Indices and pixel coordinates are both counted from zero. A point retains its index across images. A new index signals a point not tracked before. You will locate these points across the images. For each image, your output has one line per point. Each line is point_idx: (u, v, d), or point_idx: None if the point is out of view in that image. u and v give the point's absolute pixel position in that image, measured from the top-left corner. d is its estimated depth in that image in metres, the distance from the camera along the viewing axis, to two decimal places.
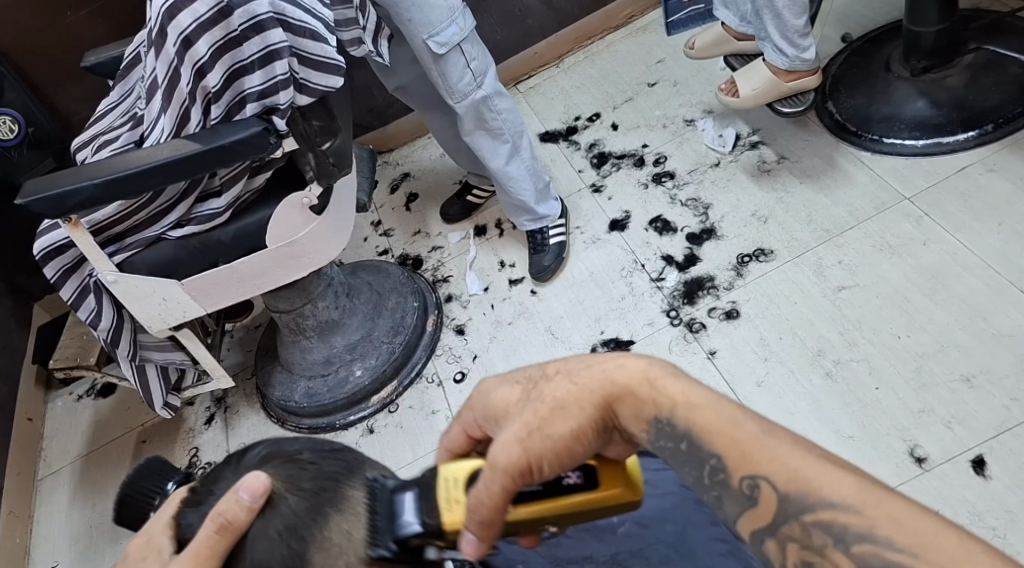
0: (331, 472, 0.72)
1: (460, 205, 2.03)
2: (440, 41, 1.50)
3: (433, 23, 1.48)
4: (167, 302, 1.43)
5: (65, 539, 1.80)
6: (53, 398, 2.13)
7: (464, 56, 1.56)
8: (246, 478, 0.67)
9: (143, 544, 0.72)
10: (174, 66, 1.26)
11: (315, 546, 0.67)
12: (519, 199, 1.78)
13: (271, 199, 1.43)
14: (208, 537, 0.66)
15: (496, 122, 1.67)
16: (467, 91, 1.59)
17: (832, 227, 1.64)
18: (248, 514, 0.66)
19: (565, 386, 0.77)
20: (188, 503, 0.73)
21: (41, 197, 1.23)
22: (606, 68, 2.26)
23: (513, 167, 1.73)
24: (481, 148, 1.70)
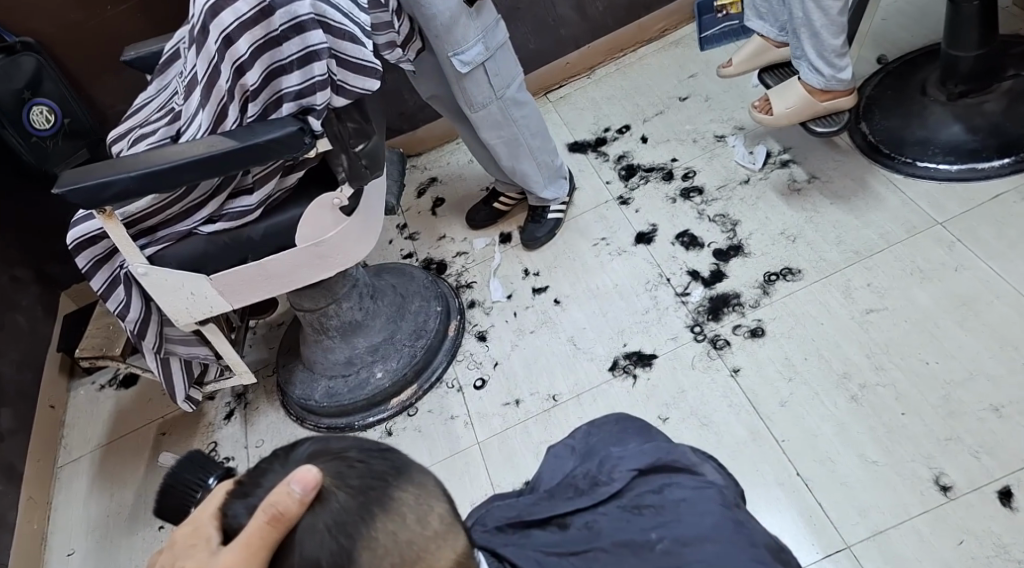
0: (378, 472, 0.73)
1: (486, 212, 2.03)
2: (464, 60, 1.57)
3: (460, 42, 1.54)
4: (195, 297, 1.45)
5: (83, 527, 1.82)
6: (76, 386, 2.16)
7: (487, 71, 1.62)
8: (297, 471, 0.68)
9: (189, 532, 0.71)
10: (214, 64, 1.28)
11: (364, 544, 0.68)
12: (527, 185, 1.89)
13: (302, 199, 1.44)
14: (260, 527, 0.66)
15: (513, 126, 1.74)
16: (484, 103, 1.66)
17: (861, 249, 1.62)
18: (299, 506, 0.67)
19: None
20: (234, 495, 0.73)
21: (77, 187, 1.24)
22: (638, 81, 2.26)
23: (522, 163, 1.83)
24: (496, 150, 1.78)
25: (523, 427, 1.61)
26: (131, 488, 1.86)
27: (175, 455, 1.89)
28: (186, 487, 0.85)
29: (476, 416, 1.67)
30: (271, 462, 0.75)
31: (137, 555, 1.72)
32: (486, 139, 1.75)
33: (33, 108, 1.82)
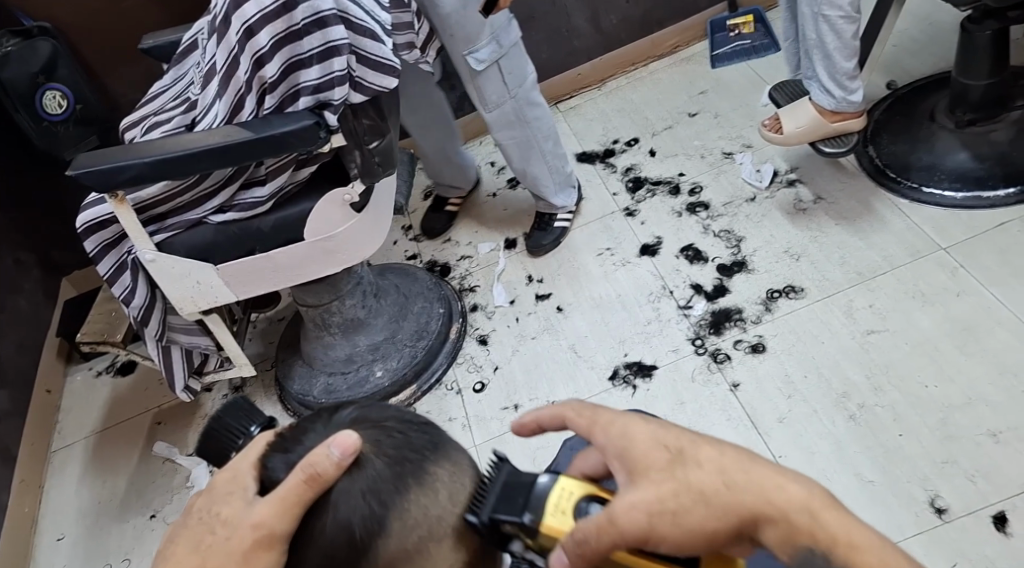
0: (418, 445, 0.79)
1: (444, 217, 2.11)
2: (479, 58, 1.59)
3: (474, 40, 1.57)
4: (202, 286, 1.46)
5: (74, 512, 1.81)
6: (73, 371, 2.16)
7: (502, 70, 1.64)
8: (338, 435, 0.73)
9: (227, 478, 0.78)
10: (234, 54, 1.29)
11: (394, 514, 0.74)
12: (538, 190, 1.90)
13: (313, 193, 1.45)
14: (297, 485, 0.71)
15: (525, 128, 1.76)
16: (498, 102, 1.69)
17: (864, 270, 1.63)
18: (336, 469, 0.71)
19: (714, 479, 0.71)
20: (275, 449, 0.79)
21: (91, 169, 1.25)
22: (648, 95, 2.27)
23: (534, 165, 1.84)
24: (506, 151, 1.81)
25: None
26: (124, 476, 1.85)
27: (170, 444, 1.89)
28: (228, 432, 0.84)
29: (473, 418, 1.67)
30: (312, 425, 0.81)
31: (127, 543, 1.71)
32: (499, 140, 1.77)
33: (46, 92, 1.82)
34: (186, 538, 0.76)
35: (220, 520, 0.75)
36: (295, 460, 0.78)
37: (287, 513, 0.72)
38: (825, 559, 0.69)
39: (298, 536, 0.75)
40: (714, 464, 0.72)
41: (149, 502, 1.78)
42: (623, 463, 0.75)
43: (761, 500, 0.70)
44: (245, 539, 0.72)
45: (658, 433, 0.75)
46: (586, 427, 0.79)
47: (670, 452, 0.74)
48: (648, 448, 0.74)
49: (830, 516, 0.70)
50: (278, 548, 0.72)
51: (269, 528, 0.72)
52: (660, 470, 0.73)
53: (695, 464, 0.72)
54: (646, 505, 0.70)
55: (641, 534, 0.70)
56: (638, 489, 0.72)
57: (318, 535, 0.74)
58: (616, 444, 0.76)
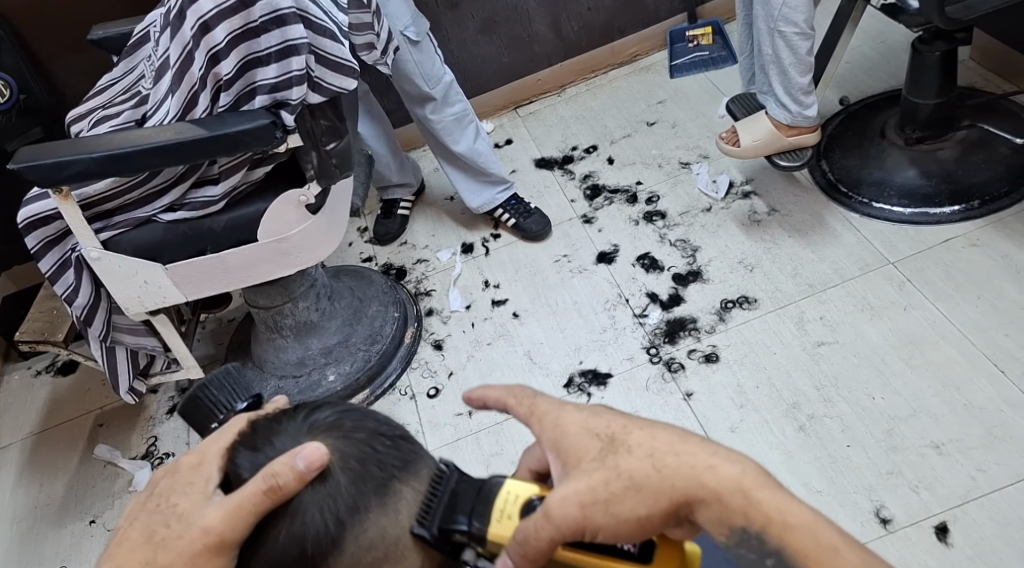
0: (388, 464, 0.76)
1: (397, 222, 2.09)
2: (413, 31, 1.70)
3: (406, 15, 1.67)
4: (149, 286, 1.42)
5: (7, 517, 1.74)
6: (11, 370, 2.08)
7: (431, 46, 1.78)
8: (306, 447, 0.70)
9: (191, 465, 0.75)
10: (188, 50, 1.26)
11: (352, 532, 0.72)
12: (492, 174, 1.97)
13: (268, 194, 1.41)
14: (256, 494, 0.69)
15: (456, 102, 1.87)
16: (438, 76, 1.79)
17: (816, 282, 1.67)
18: (298, 480, 0.69)
19: (645, 466, 0.72)
20: (243, 443, 0.76)
21: (33, 164, 1.21)
22: (607, 103, 2.29)
23: (477, 143, 1.92)
24: (446, 131, 1.88)
25: (475, 438, 1.60)
26: (62, 479, 1.79)
27: (111, 447, 1.83)
28: (209, 407, 0.81)
29: (426, 424, 1.66)
30: (279, 423, 0.77)
31: (63, 550, 1.65)
32: (441, 118, 1.86)
33: None
34: (143, 522, 0.75)
35: (176, 514, 0.74)
36: (261, 462, 0.74)
37: (239, 520, 0.70)
38: (759, 536, 0.71)
39: (247, 543, 0.73)
40: (644, 448, 0.73)
41: (88, 507, 1.72)
42: (558, 454, 0.75)
43: (692, 483, 0.71)
44: (195, 542, 0.70)
45: (589, 421, 0.76)
46: (524, 414, 0.79)
47: (601, 440, 0.74)
48: (581, 437, 0.75)
49: (762, 494, 0.71)
50: (228, 553, 0.71)
51: (219, 533, 0.70)
52: (593, 459, 0.73)
53: (626, 450, 0.73)
54: (579, 496, 0.70)
55: (578, 524, 0.70)
56: (572, 480, 0.72)
57: (268, 544, 0.72)
58: (550, 435, 0.76)
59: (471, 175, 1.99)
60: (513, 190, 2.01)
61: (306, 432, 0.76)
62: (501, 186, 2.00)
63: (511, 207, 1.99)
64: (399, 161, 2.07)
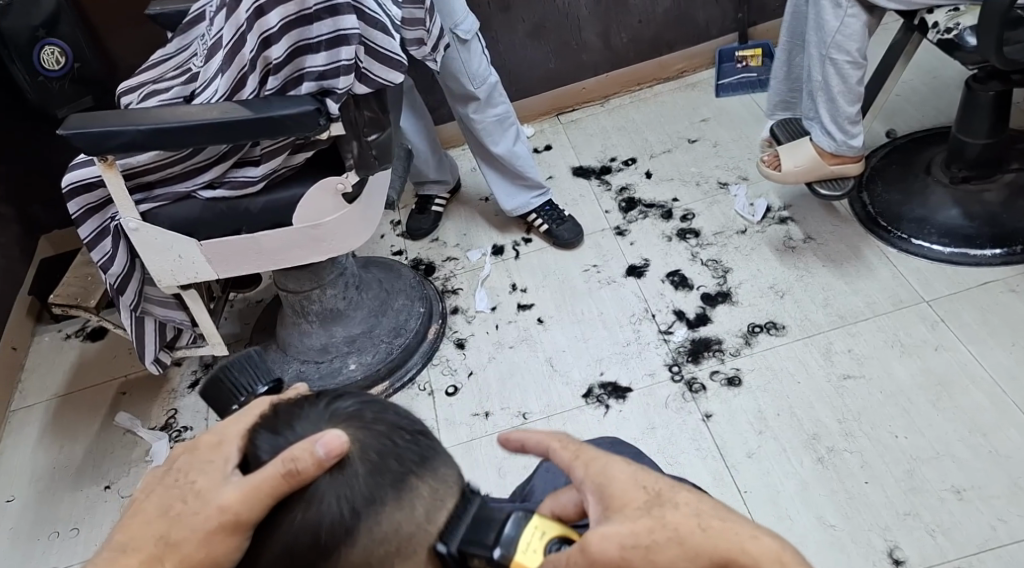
0: (406, 458, 0.76)
1: (430, 219, 2.10)
2: (464, 30, 1.71)
3: (458, 14, 1.69)
4: (182, 260, 1.44)
5: (26, 475, 1.78)
6: (42, 331, 2.13)
7: (479, 46, 1.79)
8: (326, 434, 0.69)
9: (211, 443, 0.75)
10: (241, 32, 1.27)
11: (365, 525, 0.72)
12: (528, 178, 1.97)
13: (305, 180, 1.43)
14: (274, 477, 0.69)
15: (499, 104, 1.87)
16: (484, 76, 1.80)
17: (846, 314, 1.64)
18: (316, 467, 0.68)
19: (689, 524, 0.68)
20: (264, 425, 0.76)
21: (82, 131, 1.25)
22: (651, 116, 2.28)
23: (516, 147, 1.92)
24: (486, 132, 1.89)
25: (489, 440, 1.60)
26: (81, 442, 1.82)
27: (131, 415, 1.86)
28: (229, 390, 0.81)
29: (442, 422, 1.66)
30: (297, 407, 0.78)
31: (77, 513, 1.68)
32: (482, 118, 1.86)
33: (44, 47, 1.79)
34: (159, 495, 0.75)
35: (193, 491, 0.74)
36: (282, 446, 0.74)
37: (256, 502, 0.69)
38: None
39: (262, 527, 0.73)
40: (694, 509, 0.70)
41: (104, 472, 1.75)
42: (599, 498, 0.71)
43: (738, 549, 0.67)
44: (210, 520, 0.70)
45: (636, 474, 0.73)
46: (568, 459, 0.75)
47: (647, 492, 0.71)
48: (626, 485, 0.71)
49: None
50: (242, 533, 0.71)
51: (235, 513, 0.70)
52: (637, 507, 0.70)
53: (672, 505, 0.70)
54: (620, 538, 0.67)
55: (614, 566, 0.65)
56: (612, 522, 0.68)
57: (282, 529, 0.72)
58: (594, 480, 0.72)
59: (507, 178, 1.99)
60: (546, 195, 2.00)
61: (326, 416, 0.77)
62: (536, 191, 2.00)
63: (545, 213, 1.98)
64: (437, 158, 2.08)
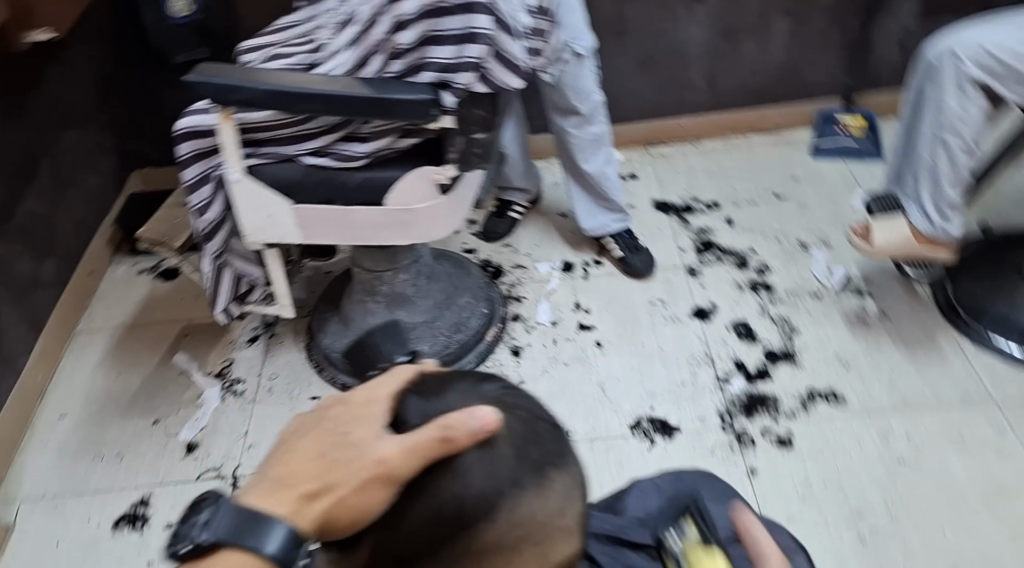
0: (546, 451, 0.74)
1: (506, 223, 2.12)
2: (579, 46, 1.74)
3: (577, 30, 1.72)
4: (272, 220, 1.48)
5: (81, 395, 1.84)
6: (118, 261, 2.21)
7: (592, 66, 1.82)
8: (481, 408, 0.69)
9: (363, 400, 0.75)
10: (380, 12, 1.33)
11: (505, 506, 0.70)
12: (611, 202, 1.98)
13: (405, 164, 1.45)
14: (429, 440, 0.68)
15: (599, 125, 1.89)
16: (590, 95, 1.83)
17: (910, 399, 1.62)
18: (469, 438, 0.68)
19: None
20: (413, 390, 0.76)
21: (210, 80, 1.31)
22: (742, 164, 2.27)
23: (607, 169, 1.93)
24: (581, 149, 1.92)
25: None
26: (138, 374, 1.88)
27: (189, 358, 1.92)
28: None
29: None
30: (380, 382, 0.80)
31: (124, 441, 1.74)
32: (579, 135, 1.90)
33: None
34: (309, 442, 0.75)
35: (348, 441, 0.73)
36: (432, 413, 0.74)
37: (414, 460, 0.68)
38: None
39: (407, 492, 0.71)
40: None
41: (155, 407, 1.80)
42: None
43: None
44: (365, 471, 0.70)
45: None
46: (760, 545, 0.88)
47: None
48: None
49: None
50: (393, 489, 0.69)
51: (389, 467, 0.69)
52: None
53: None
54: None
55: None
56: None
57: (427, 495, 0.70)
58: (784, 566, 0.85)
59: (593, 198, 2.01)
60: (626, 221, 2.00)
61: (471, 393, 0.77)
62: (618, 216, 2.00)
63: (622, 240, 1.99)
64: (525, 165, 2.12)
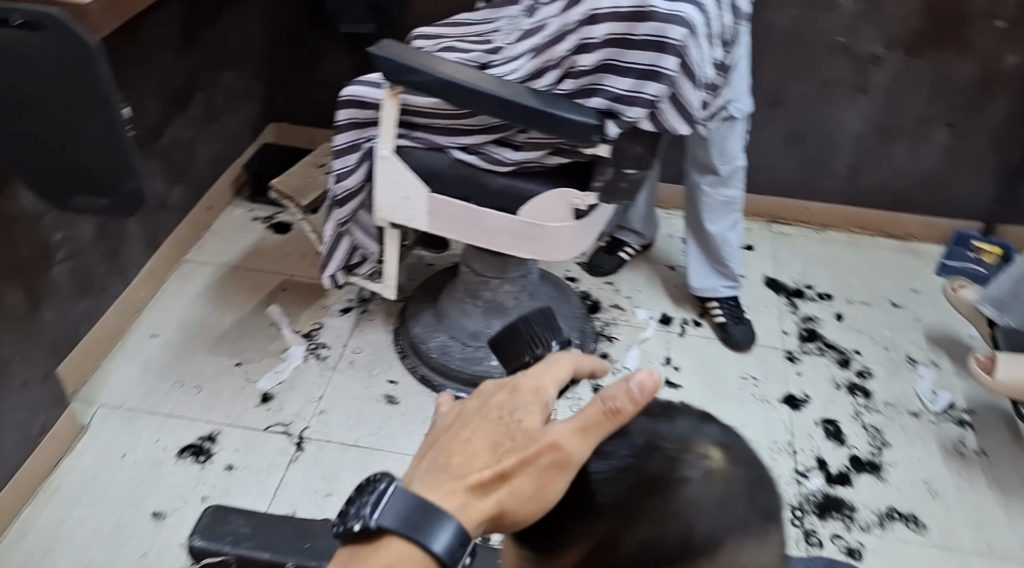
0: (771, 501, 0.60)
1: (614, 261, 2.11)
2: (738, 108, 1.73)
3: (739, 91, 1.71)
4: (406, 203, 1.51)
5: (175, 320, 1.90)
6: (236, 204, 2.29)
7: (744, 129, 1.81)
8: (640, 371, 0.63)
9: (527, 385, 0.71)
10: (567, 30, 1.34)
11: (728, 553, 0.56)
12: (725, 267, 1.96)
13: (547, 181, 1.46)
14: (595, 412, 0.63)
15: (735, 188, 1.87)
16: (734, 157, 1.81)
17: (996, 547, 1.53)
18: (632, 405, 0.62)
19: None
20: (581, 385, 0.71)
21: (390, 57, 1.35)
22: (862, 263, 2.22)
23: (730, 233, 1.92)
24: (709, 208, 1.90)
25: None
26: (232, 315, 1.93)
27: (282, 312, 1.95)
28: (526, 339, 0.81)
29: None
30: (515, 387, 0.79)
31: (205, 374, 1.78)
32: (711, 193, 1.88)
33: None
34: (482, 430, 0.69)
35: (519, 429, 0.68)
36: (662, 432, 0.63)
37: (587, 439, 0.62)
38: None
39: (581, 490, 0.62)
40: None
41: (241, 350, 1.84)
42: None
43: None
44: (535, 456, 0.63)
45: None
46: None
47: None
48: None
49: None
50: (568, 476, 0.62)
51: (563, 450, 0.62)
52: None
53: None
54: None
55: None
56: None
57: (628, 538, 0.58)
58: None
59: (709, 259, 1.98)
60: (734, 288, 1.97)
61: (698, 422, 0.64)
62: (729, 281, 1.97)
63: (727, 307, 1.96)
64: (648, 209, 2.10)
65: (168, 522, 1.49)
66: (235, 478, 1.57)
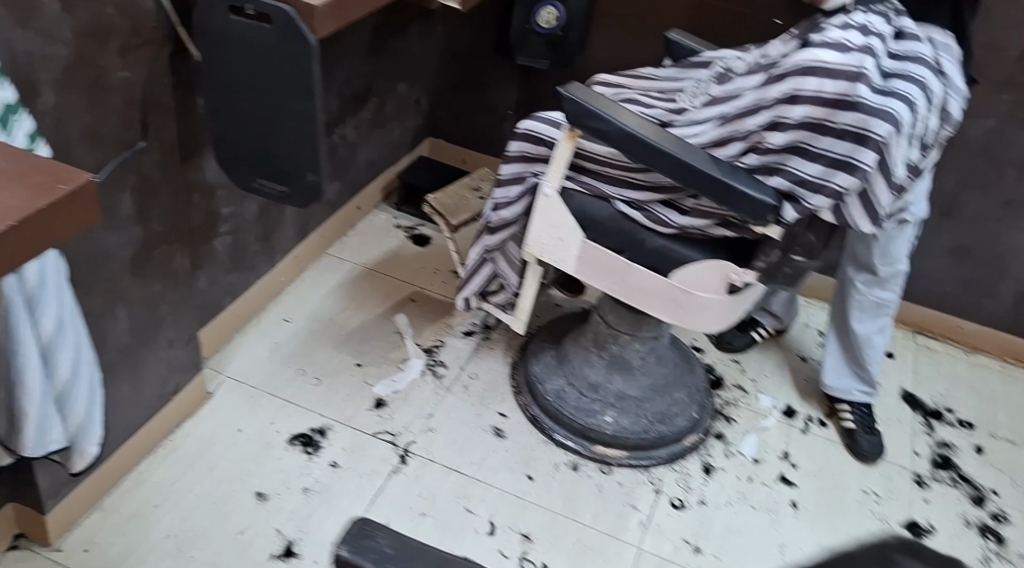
0: None
1: (745, 339, 2.04)
2: (912, 211, 1.64)
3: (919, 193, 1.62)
4: (559, 243, 1.51)
5: (308, 310, 1.96)
6: (383, 208, 2.35)
7: (913, 233, 1.71)
8: None
9: None
10: (761, 105, 1.32)
11: None
12: (864, 371, 1.86)
13: (707, 250, 1.42)
14: None
15: (891, 292, 1.77)
16: (895, 261, 1.72)
17: None
18: None
19: None
20: None
21: (577, 100, 1.36)
22: (1013, 397, 2.06)
23: (874, 337, 1.82)
24: (858, 306, 1.80)
25: None
26: (360, 316, 1.97)
27: (407, 322, 1.98)
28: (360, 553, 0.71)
29: (652, 525, 1.59)
30: None
31: (326, 369, 1.82)
32: (864, 293, 1.79)
33: (547, 8, 2.04)
34: None
35: None
36: None
37: None
38: None
39: None
40: None
41: (363, 352, 1.87)
42: None
43: None
44: None
45: None
46: None
47: None
48: None
49: None
50: None
51: None
52: None
53: None
54: None
55: None
56: None
57: None
58: None
59: (847, 358, 1.88)
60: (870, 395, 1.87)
61: None
62: (865, 386, 1.87)
63: (858, 412, 1.86)
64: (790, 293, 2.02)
65: (270, 505, 1.52)
66: (338, 477, 1.59)
